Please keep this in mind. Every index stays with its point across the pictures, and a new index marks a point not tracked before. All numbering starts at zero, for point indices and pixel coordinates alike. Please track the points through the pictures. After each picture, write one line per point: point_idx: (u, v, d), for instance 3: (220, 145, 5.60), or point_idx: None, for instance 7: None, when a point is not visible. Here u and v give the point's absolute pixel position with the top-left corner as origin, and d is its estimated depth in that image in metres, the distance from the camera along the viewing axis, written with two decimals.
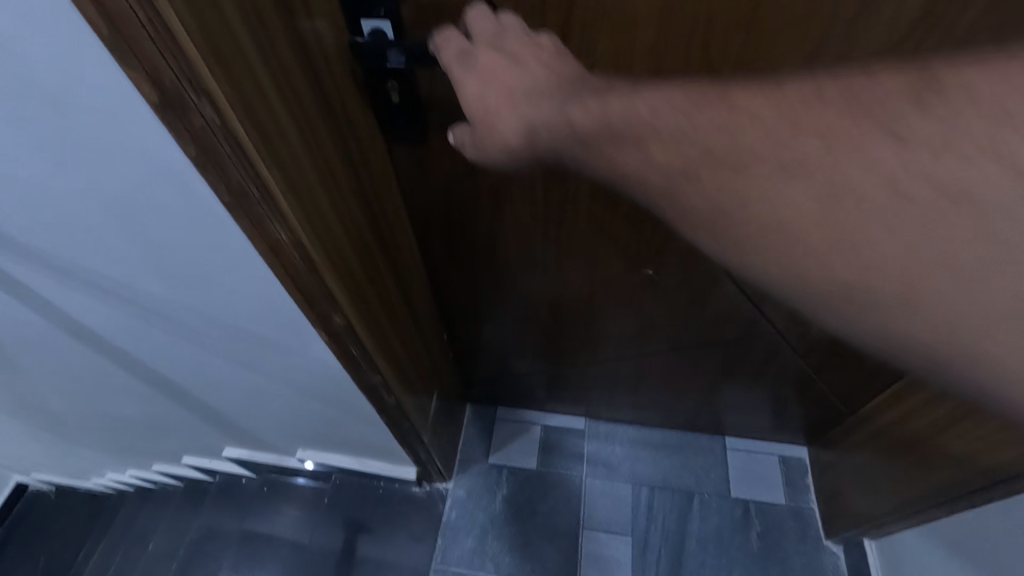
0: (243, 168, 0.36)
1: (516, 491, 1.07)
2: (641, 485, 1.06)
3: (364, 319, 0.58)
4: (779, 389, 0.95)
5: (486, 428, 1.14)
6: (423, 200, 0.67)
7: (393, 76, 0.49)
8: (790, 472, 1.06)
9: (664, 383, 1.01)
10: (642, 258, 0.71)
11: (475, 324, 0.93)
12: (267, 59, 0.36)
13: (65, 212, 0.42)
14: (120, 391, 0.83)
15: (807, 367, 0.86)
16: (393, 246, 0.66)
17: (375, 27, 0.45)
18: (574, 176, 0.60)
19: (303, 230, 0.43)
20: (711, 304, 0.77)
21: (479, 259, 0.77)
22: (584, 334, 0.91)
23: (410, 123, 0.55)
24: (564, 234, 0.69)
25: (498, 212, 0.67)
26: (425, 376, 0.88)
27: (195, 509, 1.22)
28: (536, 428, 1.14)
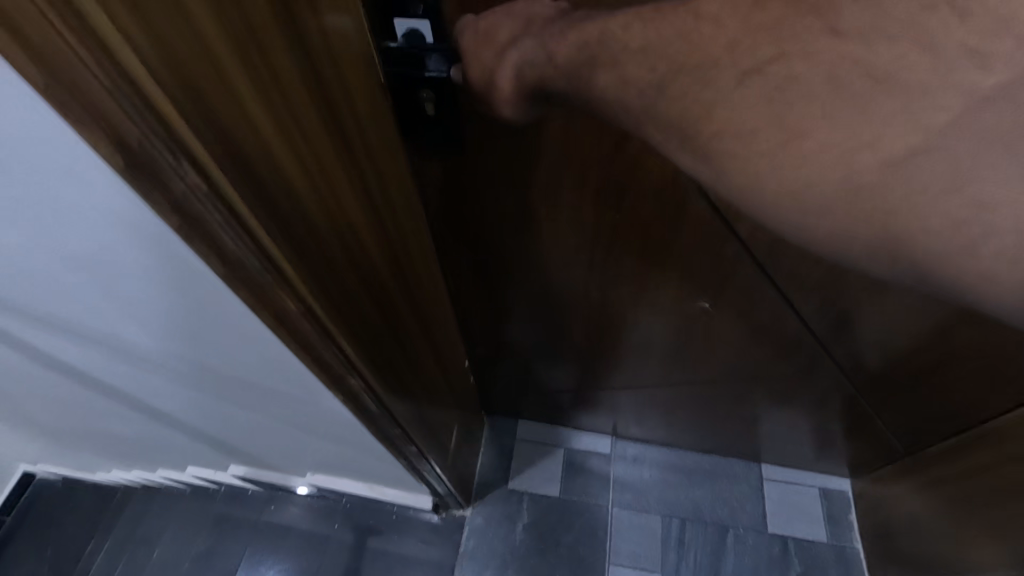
0: (239, 239, 0.30)
1: (538, 520, 1.05)
2: (671, 517, 1.05)
3: (386, 376, 0.53)
4: (824, 423, 0.91)
5: (506, 449, 1.11)
6: (454, 222, 0.60)
7: (435, 84, 0.41)
8: (832, 507, 1.05)
9: (701, 410, 0.96)
10: (703, 291, 0.65)
11: (503, 342, 0.87)
12: (271, 103, 0.29)
13: (21, 262, 0.35)
14: (119, 415, 0.76)
15: (864, 405, 0.83)
16: (424, 284, 0.59)
17: (409, 28, 0.37)
18: (632, 201, 0.52)
19: (316, 297, 0.37)
20: (765, 339, 0.73)
21: (511, 281, 0.71)
22: (620, 360, 0.86)
23: (448, 139, 0.47)
24: (613, 261, 0.63)
25: (543, 232, 0.60)
26: (448, 406, 0.83)
27: (200, 517, 1.18)
28: (558, 450, 1.10)
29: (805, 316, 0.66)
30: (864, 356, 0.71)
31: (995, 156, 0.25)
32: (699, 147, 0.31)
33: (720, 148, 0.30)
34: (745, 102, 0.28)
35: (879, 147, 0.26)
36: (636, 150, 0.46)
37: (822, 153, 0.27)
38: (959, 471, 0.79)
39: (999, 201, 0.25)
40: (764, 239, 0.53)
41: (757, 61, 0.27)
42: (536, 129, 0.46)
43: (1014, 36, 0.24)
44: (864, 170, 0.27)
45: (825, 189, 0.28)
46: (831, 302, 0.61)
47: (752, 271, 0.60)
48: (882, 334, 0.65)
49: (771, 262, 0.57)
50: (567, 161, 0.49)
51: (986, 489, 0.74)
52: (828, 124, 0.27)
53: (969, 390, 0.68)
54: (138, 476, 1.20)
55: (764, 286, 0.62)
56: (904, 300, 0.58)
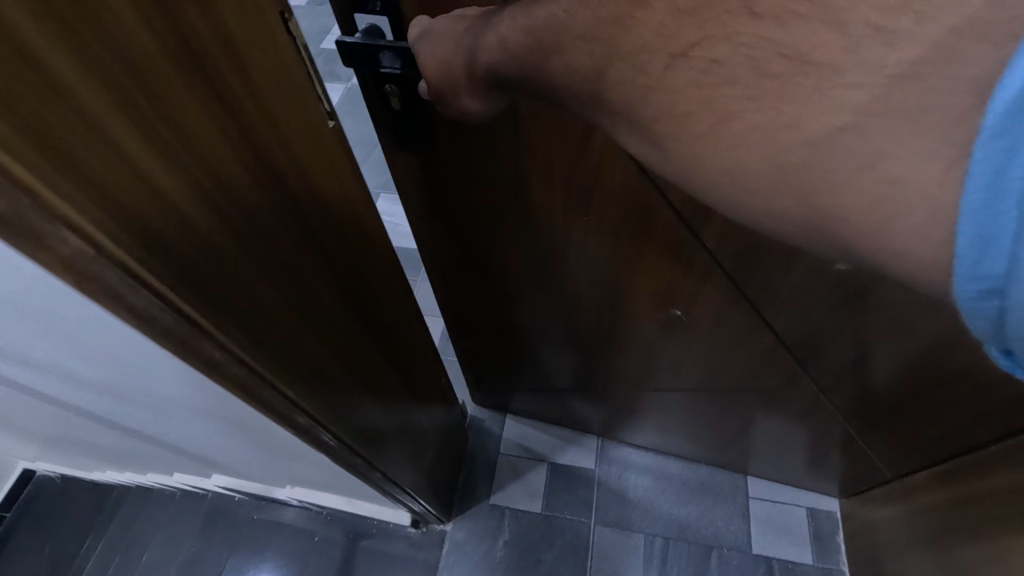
0: (143, 295, 0.31)
1: (518, 534, 1.12)
2: (655, 536, 1.11)
3: (332, 405, 0.55)
4: (806, 441, 0.96)
5: (488, 465, 1.19)
6: (435, 217, 0.65)
7: (394, 81, 0.46)
8: (823, 528, 1.10)
9: (694, 419, 1.02)
10: (676, 301, 0.70)
11: (492, 338, 0.92)
12: (171, 156, 0.30)
13: None
14: (95, 429, 0.75)
15: (848, 426, 0.85)
16: (380, 310, 0.61)
17: (370, 23, 0.43)
18: (599, 205, 0.57)
19: (237, 340, 0.39)
20: (743, 349, 0.77)
21: (492, 280, 0.76)
22: (604, 362, 0.91)
23: (416, 131, 0.52)
24: (583, 265, 0.68)
25: (513, 235, 0.65)
26: (413, 428, 0.85)
27: (191, 517, 1.22)
28: (542, 464, 1.18)
29: (779, 329, 0.69)
30: (840, 372, 0.74)
31: (908, 135, 0.26)
32: (646, 131, 0.34)
33: (658, 131, 0.33)
34: (675, 89, 0.32)
35: (800, 129, 0.29)
36: (599, 154, 0.50)
37: (746, 137, 0.30)
38: (942, 496, 0.81)
39: (906, 176, 0.27)
40: (730, 252, 0.58)
41: (684, 46, 0.30)
42: (499, 138, 0.51)
43: (913, 14, 0.26)
44: (789, 149, 0.29)
45: (752, 167, 0.30)
46: (804, 317, 0.64)
47: (721, 282, 0.64)
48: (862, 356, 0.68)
49: (740, 274, 0.61)
50: (529, 166, 0.53)
51: (953, 514, 0.79)
52: (752, 106, 0.30)
53: (955, 419, 0.70)
54: (133, 478, 1.21)
55: (736, 296, 0.66)
56: (890, 325, 0.60)
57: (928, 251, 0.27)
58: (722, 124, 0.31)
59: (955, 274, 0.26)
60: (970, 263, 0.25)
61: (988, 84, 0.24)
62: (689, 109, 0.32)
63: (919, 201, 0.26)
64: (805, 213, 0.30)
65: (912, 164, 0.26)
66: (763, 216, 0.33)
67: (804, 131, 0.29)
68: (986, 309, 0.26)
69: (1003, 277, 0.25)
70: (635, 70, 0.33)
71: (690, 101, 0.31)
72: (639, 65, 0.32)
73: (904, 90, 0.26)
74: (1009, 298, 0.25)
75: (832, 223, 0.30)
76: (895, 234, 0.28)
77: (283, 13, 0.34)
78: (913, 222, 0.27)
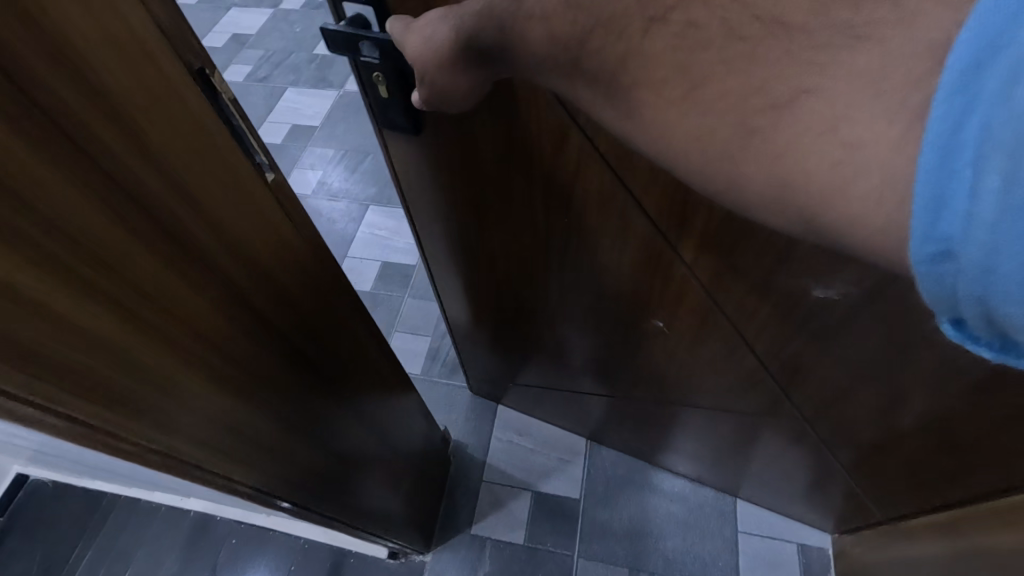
0: (34, 403, 0.34)
1: (498, 564, 1.18)
2: (639, 570, 1.15)
3: (277, 426, 0.58)
4: (795, 472, 0.98)
5: (471, 492, 1.26)
6: (432, 198, 0.73)
7: (377, 68, 0.53)
8: (812, 567, 1.12)
9: (698, 440, 1.05)
10: (655, 312, 0.74)
11: (491, 324, 0.99)
12: (69, 262, 0.33)
13: None
14: (66, 450, 0.74)
15: (836, 458, 0.86)
16: (334, 342, 0.64)
17: (356, 14, 0.50)
18: (579, 207, 0.63)
19: (144, 425, 0.42)
20: (725, 369, 0.80)
21: (486, 267, 0.83)
22: (594, 363, 0.96)
23: (404, 118, 0.59)
24: (565, 263, 0.73)
25: (500, 224, 0.71)
26: (379, 458, 0.87)
27: (175, 528, 1.25)
28: (526, 493, 1.25)
29: (761, 353, 0.72)
30: (821, 403, 0.76)
31: (868, 99, 0.27)
32: (623, 102, 0.36)
33: (635, 100, 0.35)
34: (651, 54, 0.34)
35: (767, 93, 0.31)
36: (573, 152, 0.56)
37: (718, 102, 0.32)
38: (932, 540, 0.81)
39: (863, 141, 0.28)
40: (707, 269, 0.63)
41: (663, 11, 0.33)
42: (480, 132, 0.58)
43: None
44: (757, 115, 0.31)
45: (717, 137, 0.33)
46: (784, 341, 0.68)
47: (701, 296, 0.68)
48: (844, 387, 0.70)
49: (716, 290, 0.65)
50: (513, 156, 0.60)
51: (936, 558, 0.79)
52: (722, 70, 0.32)
53: (940, 464, 0.70)
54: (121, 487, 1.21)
55: (719, 316, 0.69)
56: (864, 363, 0.63)
57: (879, 217, 0.28)
58: (696, 90, 0.33)
59: (911, 235, 0.26)
60: (926, 223, 0.25)
61: (948, 42, 0.26)
62: (666, 77, 0.34)
63: (875, 165, 0.27)
64: (768, 181, 0.32)
65: (869, 128, 0.27)
66: (727, 188, 0.34)
67: (771, 95, 0.30)
68: (941, 273, 0.26)
69: (956, 239, 0.24)
70: (616, 34, 0.35)
71: (666, 66, 0.33)
72: (620, 32, 0.35)
73: (869, 48, 0.28)
74: (960, 259, 0.25)
75: (790, 193, 0.31)
76: (850, 202, 0.29)
77: (204, 69, 0.38)
78: (871, 184, 0.28)
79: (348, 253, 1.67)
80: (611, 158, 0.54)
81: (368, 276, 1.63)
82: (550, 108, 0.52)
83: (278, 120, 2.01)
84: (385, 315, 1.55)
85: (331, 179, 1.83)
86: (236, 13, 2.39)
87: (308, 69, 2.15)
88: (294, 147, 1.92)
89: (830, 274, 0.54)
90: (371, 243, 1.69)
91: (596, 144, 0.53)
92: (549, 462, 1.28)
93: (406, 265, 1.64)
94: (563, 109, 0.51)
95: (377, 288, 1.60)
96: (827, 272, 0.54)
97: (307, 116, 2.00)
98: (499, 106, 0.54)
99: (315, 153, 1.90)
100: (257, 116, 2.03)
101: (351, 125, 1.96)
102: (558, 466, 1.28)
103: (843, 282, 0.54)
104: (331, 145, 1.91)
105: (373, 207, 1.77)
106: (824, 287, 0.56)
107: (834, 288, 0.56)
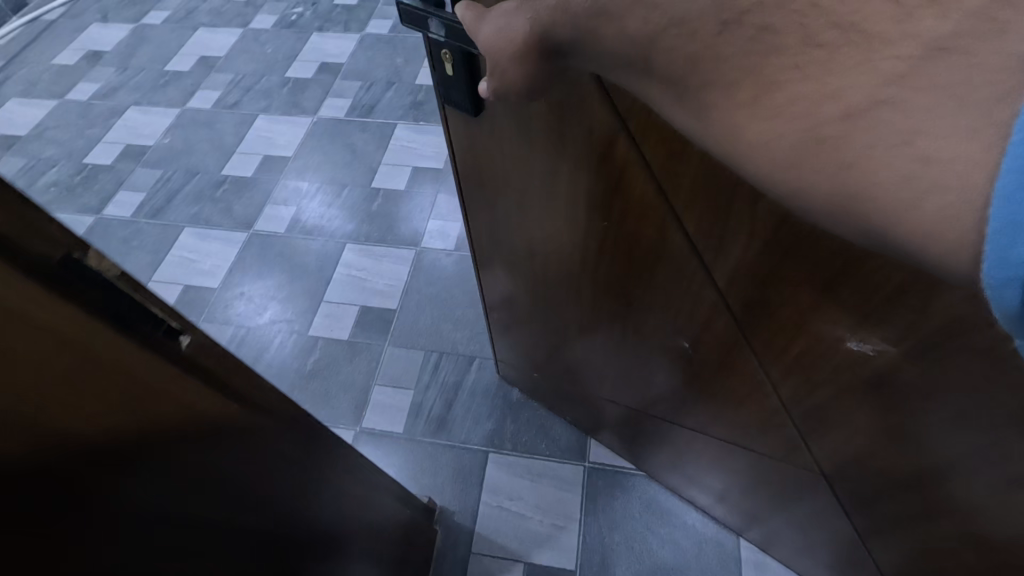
0: None
1: None
2: None
3: (233, 519, 0.58)
4: (808, 529, 0.97)
5: (460, 565, 1.28)
6: (482, 179, 0.83)
7: (444, 46, 0.61)
8: None
9: (719, 476, 1.07)
10: (681, 332, 0.79)
11: (525, 314, 1.08)
12: None
13: None
14: None
15: (855, 529, 0.85)
16: (272, 483, 0.64)
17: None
18: (620, 209, 0.70)
19: None
20: (745, 408, 0.82)
21: (528, 259, 0.92)
22: (613, 371, 1.03)
23: (467, 96, 0.67)
24: (600, 265, 0.81)
25: (542, 215, 0.80)
26: (364, 531, 0.89)
27: None
28: (518, 566, 1.27)
29: (784, 397, 0.74)
30: (840, 464, 0.75)
31: (950, 113, 0.28)
32: (694, 99, 0.37)
33: (707, 99, 0.36)
34: (722, 58, 0.35)
35: (840, 99, 0.31)
36: (620, 158, 0.63)
37: (787, 107, 0.33)
38: None
39: (942, 157, 0.28)
40: (740, 296, 0.67)
41: (737, 13, 0.34)
42: (533, 118, 0.66)
43: None
44: (829, 122, 0.31)
45: (786, 142, 0.33)
46: (809, 392, 0.69)
47: (728, 326, 0.71)
48: (852, 450, 0.71)
49: (748, 322, 0.69)
50: (561, 150, 0.68)
51: None
52: (798, 76, 0.32)
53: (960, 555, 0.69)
54: None
55: (742, 346, 0.72)
56: (875, 425, 0.65)
57: (955, 236, 0.28)
58: (766, 93, 0.33)
59: (983, 258, 0.27)
60: (998, 247, 0.26)
61: None
62: (737, 78, 0.34)
63: (951, 179, 0.28)
64: (835, 187, 0.32)
65: (947, 144, 0.28)
66: (793, 193, 0.34)
67: (846, 101, 0.30)
68: (1007, 300, 0.26)
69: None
70: (687, 35, 0.36)
71: (739, 65, 0.34)
72: (693, 37, 0.36)
73: (953, 62, 0.28)
74: None
75: (861, 203, 0.31)
76: (923, 215, 0.29)
77: (73, 255, 0.42)
78: (947, 203, 0.28)
79: (325, 298, 1.70)
80: (656, 166, 0.60)
81: (345, 322, 1.65)
82: (602, 115, 0.59)
83: (251, 149, 2.05)
84: (364, 369, 1.57)
85: (306, 214, 1.87)
86: (205, 34, 2.45)
87: (279, 93, 2.20)
88: (266, 180, 1.97)
89: (861, 327, 0.57)
90: (350, 285, 1.72)
91: (642, 152, 0.60)
92: (542, 529, 1.31)
93: (386, 308, 1.67)
94: (615, 116, 0.58)
95: (356, 335, 1.63)
96: (861, 326, 0.57)
97: (280, 146, 2.04)
98: (562, 99, 0.62)
99: (289, 188, 1.93)
100: (228, 146, 2.07)
101: (326, 154, 2.00)
102: (551, 533, 1.30)
103: (879, 339, 0.56)
104: (306, 179, 1.95)
105: (351, 245, 1.79)
106: (859, 340, 0.58)
107: (867, 342, 0.58)
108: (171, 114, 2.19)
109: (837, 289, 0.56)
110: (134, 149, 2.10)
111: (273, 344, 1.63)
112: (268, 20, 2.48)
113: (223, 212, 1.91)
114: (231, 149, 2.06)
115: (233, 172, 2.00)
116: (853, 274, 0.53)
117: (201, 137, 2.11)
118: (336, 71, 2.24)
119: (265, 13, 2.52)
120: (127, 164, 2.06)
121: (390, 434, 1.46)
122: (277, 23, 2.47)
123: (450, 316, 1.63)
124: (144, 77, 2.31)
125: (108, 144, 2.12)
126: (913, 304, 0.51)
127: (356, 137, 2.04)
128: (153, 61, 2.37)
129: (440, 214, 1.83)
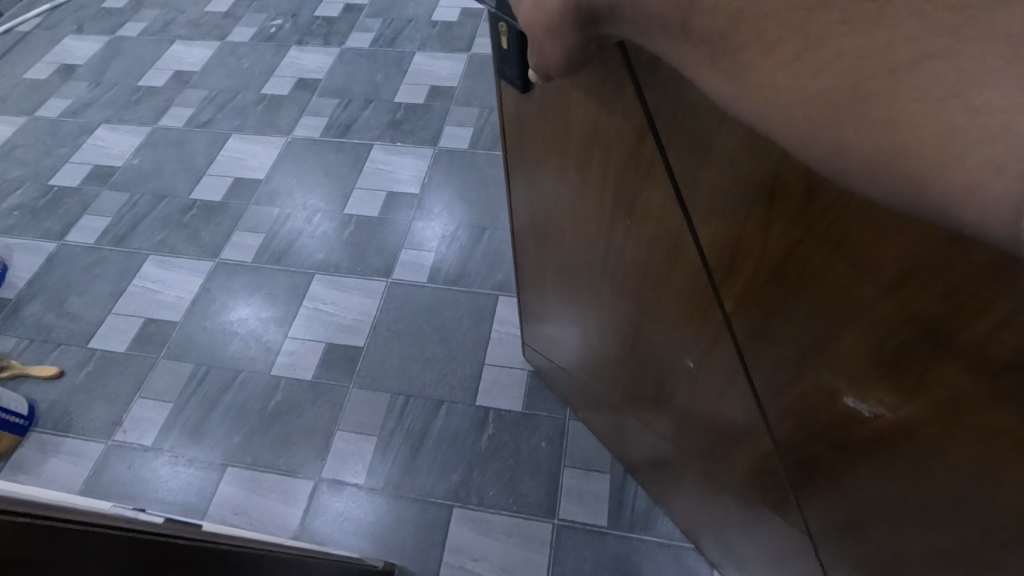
0: None
1: None
2: None
3: None
4: None
5: None
6: (527, 151, 0.83)
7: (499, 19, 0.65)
8: None
9: (721, 518, 0.98)
10: (688, 350, 0.74)
11: (552, 298, 1.06)
12: None
13: None
14: None
15: None
16: None
17: None
18: (641, 206, 0.67)
19: None
20: (741, 446, 0.75)
21: (556, 238, 0.91)
22: (625, 373, 0.98)
23: (519, 71, 0.70)
24: (617, 258, 0.78)
25: (572, 196, 0.79)
26: None
27: None
28: None
29: (778, 445, 0.66)
30: (831, 533, 0.66)
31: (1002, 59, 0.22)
32: (732, 64, 0.32)
33: (744, 63, 0.32)
34: (766, 16, 0.30)
35: (887, 52, 0.26)
36: (647, 153, 0.61)
37: (830, 65, 0.27)
38: None
39: (986, 106, 0.23)
40: (744, 325, 0.61)
41: None
42: (576, 96, 0.66)
43: None
44: (870, 76, 0.26)
45: (822, 97, 0.28)
46: (804, 444, 0.61)
47: (728, 351, 0.65)
48: (843, 522, 0.62)
49: (749, 353, 0.62)
50: (596, 135, 0.67)
51: None
52: (845, 31, 0.27)
53: None
54: None
55: (740, 379, 0.66)
56: (869, 499, 0.56)
57: (998, 187, 0.23)
58: (807, 51, 0.28)
59: None
60: None
61: None
62: (780, 34, 0.29)
63: (1000, 130, 0.23)
64: (875, 150, 0.27)
65: (1000, 93, 0.22)
66: (829, 155, 0.29)
67: (896, 53, 0.25)
68: None
69: None
70: None
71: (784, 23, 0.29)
72: None
73: None
74: None
75: (903, 162, 0.26)
76: (967, 168, 0.24)
77: None
78: (991, 153, 0.23)
79: (289, 333, 1.58)
80: (676, 164, 0.57)
81: (310, 359, 1.53)
82: (631, 103, 0.58)
83: (222, 171, 1.98)
84: (326, 415, 1.43)
85: (278, 238, 1.78)
86: (180, 46, 2.43)
87: (254, 109, 2.16)
88: (235, 203, 1.88)
89: (862, 380, 0.50)
90: (316, 320, 1.61)
91: (664, 149, 0.58)
92: None
93: (353, 345, 1.55)
94: (643, 107, 0.57)
95: (320, 376, 1.50)
96: (862, 380, 0.50)
97: (252, 168, 1.98)
98: (600, 82, 0.61)
99: (261, 214, 1.85)
100: (199, 168, 1.99)
101: (303, 180, 1.93)
102: None
103: (879, 400, 0.48)
104: (280, 204, 1.87)
105: (320, 276, 1.69)
106: (857, 398, 0.51)
107: (868, 402, 0.50)
108: (142, 132, 2.12)
109: (841, 336, 0.49)
110: (103, 170, 2.01)
111: (236, 380, 1.50)
112: (247, 32, 2.47)
113: (190, 237, 1.81)
114: (202, 171, 1.98)
115: (201, 198, 1.91)
116: (859, 317, 0.47)
117: (172, 159, 2.03)
118: (313, 87, 2.22)
119: (244, 26, 2.51)
120: (93, 186, 1.96)
121: (351, 486, 1.32)
122: (255, 35, 2.46)
123: (420, 356, 1.53)
124: (116, 93, 2.26)
125: (75, 164, 2.03)
126: (918, 363, 0.43)
127: (331, 156, 1.99)
128: (127, 75, 2.32)
129: (414, 242, 1.75)
